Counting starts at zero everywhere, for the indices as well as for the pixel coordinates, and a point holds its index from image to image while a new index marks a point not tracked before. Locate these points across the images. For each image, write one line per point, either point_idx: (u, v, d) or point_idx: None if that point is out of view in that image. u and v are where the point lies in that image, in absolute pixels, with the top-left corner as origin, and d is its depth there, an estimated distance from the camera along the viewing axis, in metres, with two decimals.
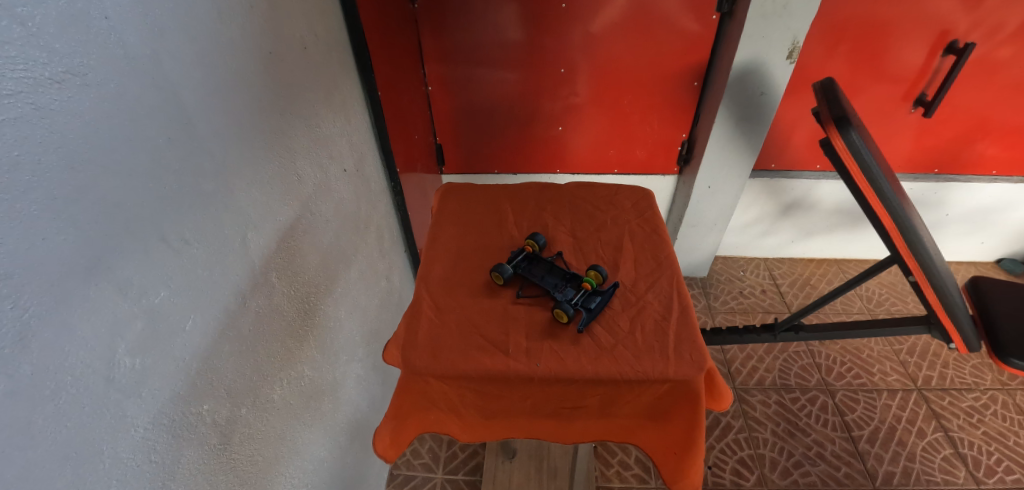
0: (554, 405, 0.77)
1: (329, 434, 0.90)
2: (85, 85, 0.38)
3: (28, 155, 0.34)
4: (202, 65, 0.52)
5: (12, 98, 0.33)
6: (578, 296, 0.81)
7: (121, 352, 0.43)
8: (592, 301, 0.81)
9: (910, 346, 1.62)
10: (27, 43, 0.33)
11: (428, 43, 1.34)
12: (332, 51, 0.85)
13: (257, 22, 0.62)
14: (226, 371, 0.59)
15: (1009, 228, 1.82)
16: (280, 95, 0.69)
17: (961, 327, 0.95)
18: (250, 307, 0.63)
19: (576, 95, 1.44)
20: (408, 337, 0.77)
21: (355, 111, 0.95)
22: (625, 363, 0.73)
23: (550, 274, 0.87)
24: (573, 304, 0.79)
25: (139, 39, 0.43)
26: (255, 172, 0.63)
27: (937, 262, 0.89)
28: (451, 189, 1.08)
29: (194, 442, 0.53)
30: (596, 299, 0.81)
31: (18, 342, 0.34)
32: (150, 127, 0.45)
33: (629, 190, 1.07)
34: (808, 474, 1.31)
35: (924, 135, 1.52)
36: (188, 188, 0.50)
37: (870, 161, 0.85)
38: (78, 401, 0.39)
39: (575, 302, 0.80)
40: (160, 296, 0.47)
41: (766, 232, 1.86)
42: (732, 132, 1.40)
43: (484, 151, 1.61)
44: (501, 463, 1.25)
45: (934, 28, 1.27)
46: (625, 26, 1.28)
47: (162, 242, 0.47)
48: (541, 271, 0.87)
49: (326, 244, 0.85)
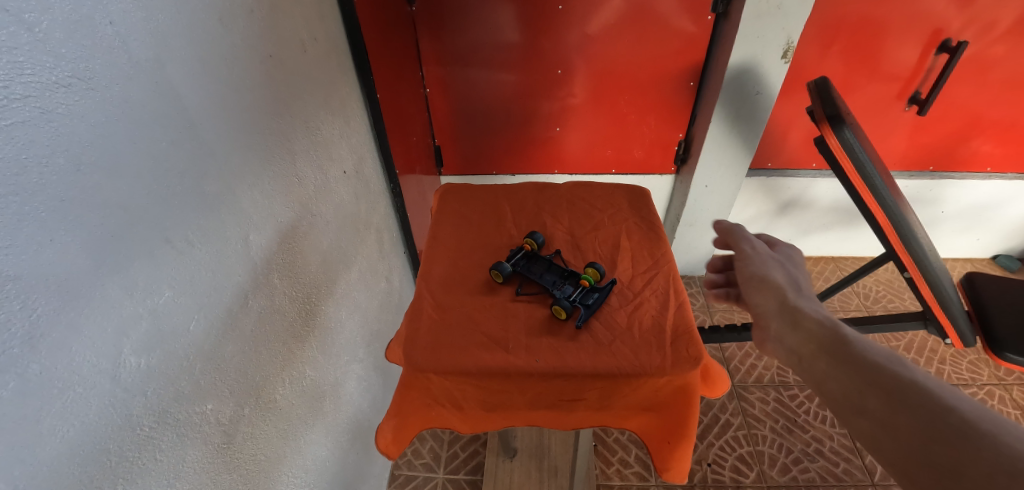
0: (553, 398, 0.77)
1: (330, 433, 0.90)
2: (90, 90, 0.39)
3: (35, 158, 0.35)
4: (203, 67, 0.52)
5: (20, 102, 0.33)
6: (575, 293, 0.83)
7: (126, 351, 0.43)
8: (589, 298, 0.82)
9: (907, 342, 1.63)
10: (35, 48, 0.34)
11: (426, 45, 1.35)
12: (331, 53, 0.85)
13: (256, 25, 0.63)
14: (230, 371, 0.59)
15: (1005, 224, 1.84)
16: (282, 97, 0.70)
17: (956, 321, 0.98)
18: (253, 307, 0.64)
19: (573, 95, 1.45)
20: (410, 334, 0.78)
21: (354, 114, 0.96)
22: (624, 358, 0.74)
23: (549, 272, 0.89)
24: (571, 301, 0.81)
25: (142, 44, 0.44)
26: (257, 174, 0.64)
27: (932, 259, 0.92)
28: (450, 189, 1.09)
29: (200, 441, 0.54)
30: (594, 296, 0.82)
31: (26, 342, 0.35)
32: (153, 130, 0.45)
33: (626, 188, 1.08)
34: (807, 470, 1.31)
35: (919, 133, 1.53)
36: (191, 188, 0.51)
37: (864, 158, 0.87)
38: (87, 400, 0.40)
39: (573, 298, 0.81)
40: (164, 297, 0.48)
41: (764, 230, 1.87)
42: (729, 130, 1.40)
43: (483, 151, 1.62)
44: (502, 462, 1.26)
45: (928, 27, 1.28)
46: (622, 27, 1.29)
47: (165, 243, 0.48)
48: (540, 270, 0.89)
49: (327, 244, 0.86)
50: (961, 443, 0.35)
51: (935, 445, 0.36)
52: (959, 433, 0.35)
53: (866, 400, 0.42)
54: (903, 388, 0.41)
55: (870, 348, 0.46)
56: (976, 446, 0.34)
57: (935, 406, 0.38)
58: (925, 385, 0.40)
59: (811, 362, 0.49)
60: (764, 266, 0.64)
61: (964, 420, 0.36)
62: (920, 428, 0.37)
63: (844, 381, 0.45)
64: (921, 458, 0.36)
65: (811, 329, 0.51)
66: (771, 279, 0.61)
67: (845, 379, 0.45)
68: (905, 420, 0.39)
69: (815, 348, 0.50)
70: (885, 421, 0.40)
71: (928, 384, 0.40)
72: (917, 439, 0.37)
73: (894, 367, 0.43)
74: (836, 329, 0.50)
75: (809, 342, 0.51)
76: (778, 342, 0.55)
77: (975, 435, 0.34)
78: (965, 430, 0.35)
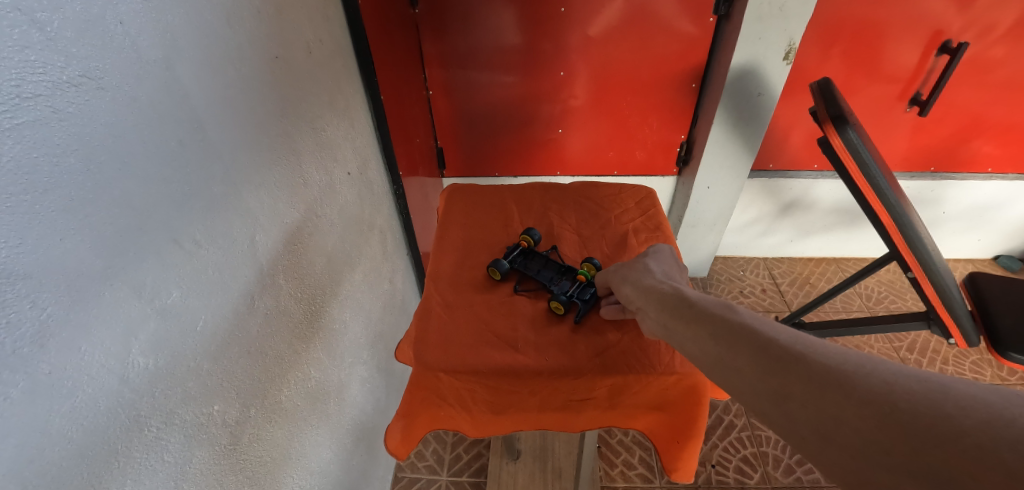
0: (562, 398, 0.76)
1: (333, 435, 0.90)
2: (101, 89, 0.39)
3: (46, 157, 0.35)
4: (210, 67, 0.52)
5: (32, 101, 0.33)
6: (571, 288, 0.83)
7: (134, 352, 0.43)
8: (586, 291, 0.83)
9: (910, 343, 1.63)
10: (46, 47, 0.34)
11: (428, 48, 1.35)
12: (336, 55, 0.85)
13: (263, 27, 0.63)
14: (236, 372, 0.59)
15: (1006, 225, 1.84)
16: (288, 99, 0.70)
17: (961, 322, 0.99)
18: (259, 308, 0.64)
19: (575, 97, 1.46)
20: (419, 334, 0.78)
21: (359, 116, 0.96)
22: (632, 356, 0.74)
23: (546, 269, 0.89)
24: (569, 296, 0.82)
25: (151, 44, 0.44)
26: (264, 176, 0.64)
27: (936, 259, 0.92)
28: (457, 189, 1.09)
29: (206, 442, 0.54)
30: (590, 289, 0.83)
31: (36, 342, 0.35)
32: (161, 131, 0.45)
33: (632, 188, 1.08)
34: (811, 471, 1.31)
35: (920, 134, 1.54)
36: (199, 190, 0.51)
37: (868, 158, 0.87)
38: (96, 400, 0.40)
39: (570, 293, 0.82)
40: (172, 297, 0.48)
41: (765, 231, 1.87)
42: (731, 131, 1.41)
43: (484, 153, 1.62)
44: (506, 464, 1.26)
45: (928, 28, 1.29)
46: (624, 29, 1.30)
47: (173, 244, 0.47)
48: (535, 266, 0.89)
49: (332, 246, 0.86)
50: (830, 390, 0.36)
51: (809, 397, 0.37)
52: (824, 379, 0.37)
53: (737, 361, 0.45)
54: (766, 347, 0.44)
55: (711, 306, 0.54)
56: (844, 389, 0.35)
57: (793, 354, 0.41)
58: (779, 338, 0.44)
59: (679, 334, 0.55)
60: (626, 264, 0.75)
61: (824, 366, 0.38)
62: (793, 381, 0.39)
63: (711, 347, 0.49)
64: (799, 411, 0.37)
65: (663, 299, 0.61)
66: (632, 272, 0.71)
67: (711, 344, 0.49)
68: (779, 376, 0.40)
69: (671, 314, 0.58)
70: (759, 380, 0.42)
71: (782, 336, 0.44)
72: (791, 396, 0.38)
73: (747, 326, 0.48)
74: (681, 295, 0.59)
75: (665, 310, 0.59)
76: (648, 320, 0.63)
77: (837, 379, 0.36)
78: (831, 377, 0.37)
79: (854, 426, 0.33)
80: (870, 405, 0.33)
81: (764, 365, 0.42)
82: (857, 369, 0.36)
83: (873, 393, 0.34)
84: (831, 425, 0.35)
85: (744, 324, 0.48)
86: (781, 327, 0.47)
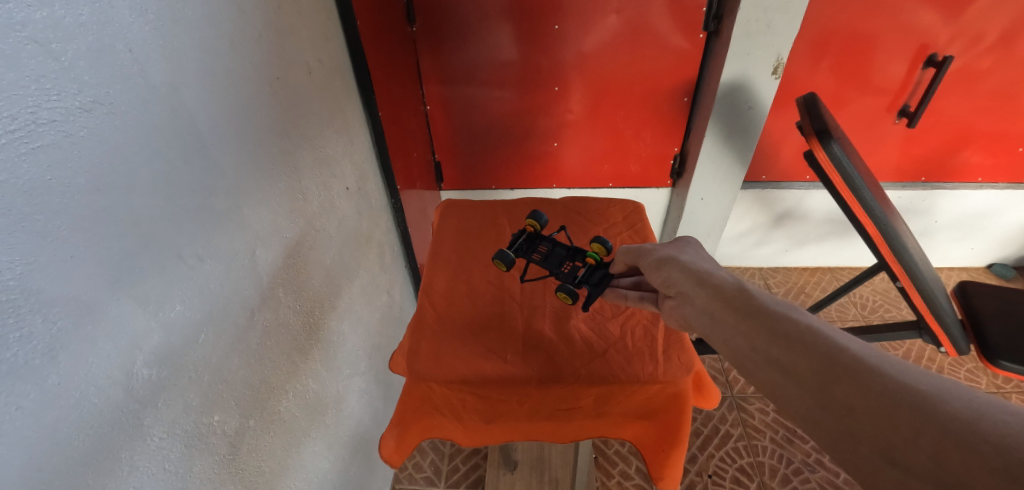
0: (551, 407, 0.77)
1: (333, 447, 0.91)
2: (110, 114, 0.41)
3: (59, 180, 0.37)
4: (212, 89, 0.54)
5: (47, 127, 0.36)
6: (581, 272, 0.83)
7: (139, 363, 0.45)
8: (595, 275, 0.82)
9: (904, 351, 1.64)
10: (60, 76, 0.37)
11: (426, 66, 1.39)
12: (334, 74, 0.88)
13: (265, 50, 0.66)
14: (237, 382, 0.61)
15: (998, 234, 1.86)
16: (287, 117, 0.72)
17: (950, 332, 1.00)
18: (259, 321, 0.66)
19: (569, 111, 1.49)
20: (413, 345, 0.80)
21: (358, 132, 0.99)
22: (617, 366, 0.76)
23: (554, 252, 0.89)
24: (577, 281, 0.81)
25: (159, 70, 0.46)
26: (265, 193, 0.66)
27: (922, 268, 0.94)
28: (451, 205, 1.11)
29: (205, 452, 0.55)
30: (600, 273, 0.82)
31: (47, 353, 0.37)
32: (166, 151, 0.47)
33: (621, 203, 1.10)
34: (807, 481, 1.31)
35: (911, 145, 1.56)
36: (201, 206, 0.53)
37: (851, 172, 0.89)
38: (101, 409, 0.41)
39: (578, 278, 0.82)
40: (176, 311, 0.49)
41: (759, 242, 1.89)
42: (723, 144, 1.43)
43: (481, 167, 1.65)
44: (503, 475, 1.27)
45: (914, 41, 1.32)
46: (616, 45, 1.33)
47: (176, 259, 0.49)
48: (543, 251, 0.89)
49: (331, 260, 0.88)
50: (903, 412, 0.38)
51: (878, 414, 0.39)
52: (898, 398, 0.39)
53: (796, 366, 0.46)
54: (834, 355, 0.45)
55: (772, 302, 0.54)
56: (923, 412, 0.37)
57: (868, 368, 0.42)
58: (849, 347, 0.45)
59: (728, 324, 0.55)
60: (669, 244, 0.71)
61: (897, 384, 0.40)
62: (862, 395, 0.40)
63: (769, 344, 0.49)
64: (864, 427, 0.39)
65: (716, 288, 0.59)
66: (676, 253, 0.68)
67: (766, 342, 0.50)
68: (844, 388, 0.42)
69: (722, 305, 0.56)
70: (820, 388, 0.43)
71: (854, 346, 0.45)
72: (860, 410, 0.40)
73: (816, 330, 0.48)
74: (741, 287, 0.58)
75: (716, 300, 0.57)
76: (688, 306, 0.61)
77: (915, 400, 0.38)
78: (906, 396, 0.39)
79: (929, 452, 0.35)
80: (951, 433, 0.35)
81: (829, 374, 0.43)
82: (938, 394, 0.38)
83: (953, 422, 0.36)
84: (902, 448, 0.37)
85: (809, 326, 0.49)
86: (849, 337, 0.48)
